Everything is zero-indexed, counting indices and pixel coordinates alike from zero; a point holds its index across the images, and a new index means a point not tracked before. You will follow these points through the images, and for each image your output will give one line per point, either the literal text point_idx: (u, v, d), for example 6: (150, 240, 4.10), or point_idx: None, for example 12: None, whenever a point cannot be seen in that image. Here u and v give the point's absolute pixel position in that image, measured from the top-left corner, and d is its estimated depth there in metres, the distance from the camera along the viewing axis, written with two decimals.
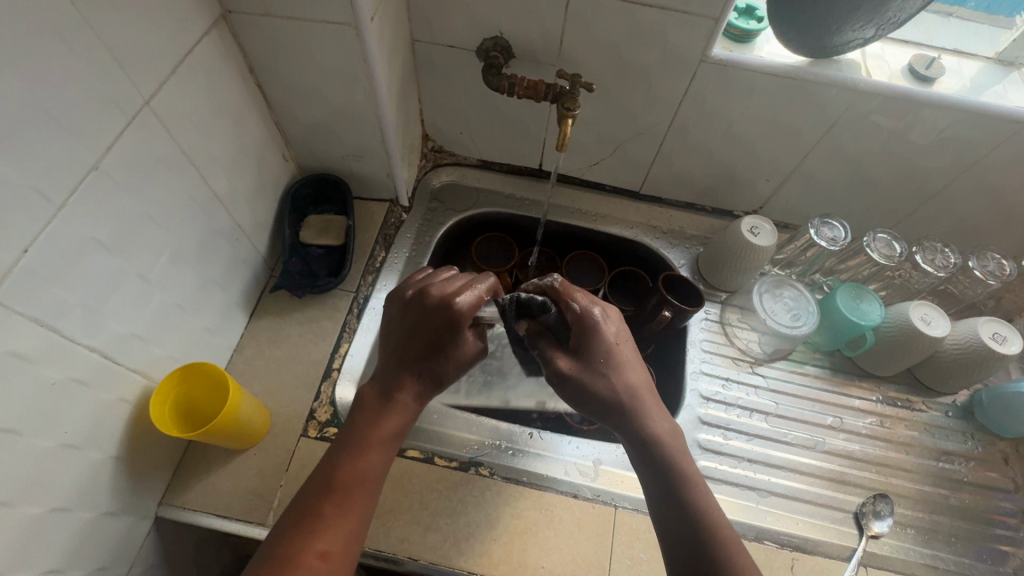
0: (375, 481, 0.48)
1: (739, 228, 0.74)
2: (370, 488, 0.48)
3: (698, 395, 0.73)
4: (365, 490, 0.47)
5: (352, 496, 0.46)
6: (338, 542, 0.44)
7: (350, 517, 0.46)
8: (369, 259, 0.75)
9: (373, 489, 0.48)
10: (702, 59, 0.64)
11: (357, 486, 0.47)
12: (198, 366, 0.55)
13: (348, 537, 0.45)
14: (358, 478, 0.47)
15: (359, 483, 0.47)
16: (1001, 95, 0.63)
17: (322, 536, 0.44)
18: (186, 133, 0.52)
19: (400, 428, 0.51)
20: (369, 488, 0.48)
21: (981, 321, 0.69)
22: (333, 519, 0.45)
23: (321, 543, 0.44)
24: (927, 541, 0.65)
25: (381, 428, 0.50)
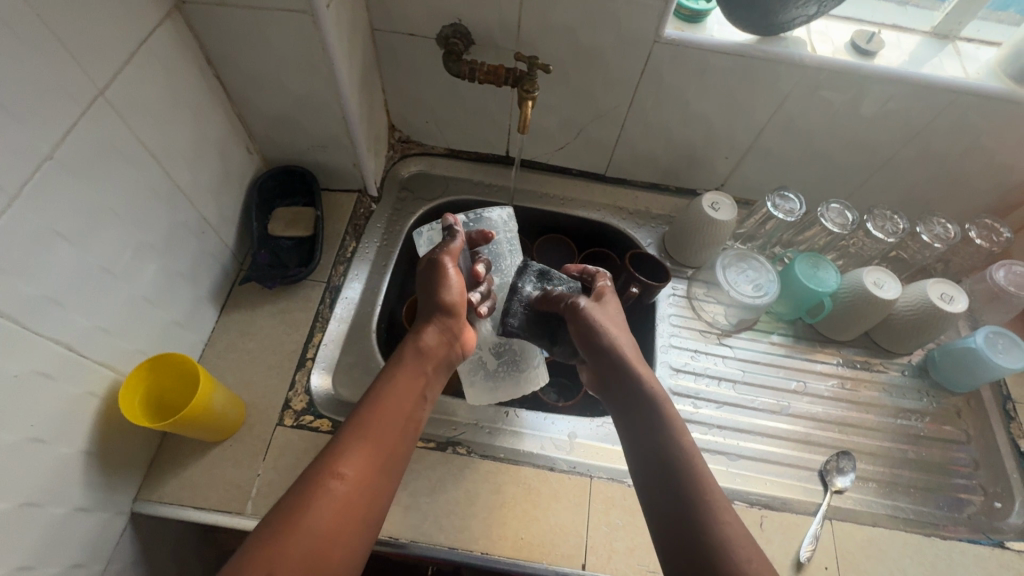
0: (403, 422, 0.52)
1: (700, 204, 0.77)
2: (397, 424, 0.52)
3: (669, 366, 0.76)
4: (396, 420, 0.52)
5: (379, 433, 0.50)
6: (358, 467, 0.47)
7: (374, 445, 0.49)
8: (340, 249, 0.76)
9: (402, 426, 0.52)
10: (655, 39, 0.66)
11: (382, 427, 0.51)
12: (182, 365, 0.55)
13: (369, 463, 0.48)
14: (388, 422, 0.51)
15: (385, 426, 0.51)
16: (938, 66, 0.67)
17: (346, 460, 0.47)
18: (144, 123, 0.52)
19: (431, 382, 0.58)
20: (398, 423, 0.52)
21: (930, 283, 0.72)
22: (358, 446, 0.48)
23: (343, 465, 0.47)
24: (888, 493, 0.68)
25: (412, 363, 0.57)
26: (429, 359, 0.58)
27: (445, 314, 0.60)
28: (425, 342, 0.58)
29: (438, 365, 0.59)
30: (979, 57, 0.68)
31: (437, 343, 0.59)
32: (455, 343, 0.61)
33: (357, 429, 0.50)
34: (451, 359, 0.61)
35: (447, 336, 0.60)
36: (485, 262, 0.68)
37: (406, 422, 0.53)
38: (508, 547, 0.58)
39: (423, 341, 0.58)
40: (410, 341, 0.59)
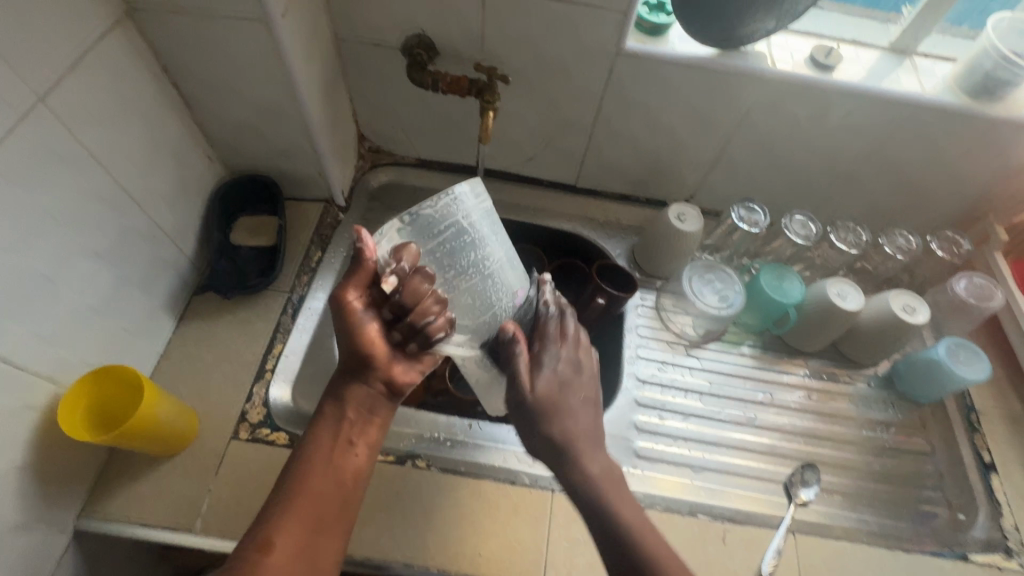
0: (336, 478, 0.49)
1: (667, 215, 0.77)
2: (330, 480, 0.49)
3: (636, 378, 0.75)
4: (326, 479, 0.49)
5: (308, 495, 0.48)
6: (285, 536, 0.45)
7: (303, 513, 0.46)
8: (305, 259, 0.75)
9: (334, 485, 0.49)
10: (617, 51, 0.66)
11: (312, 492, 0.48)
12: (127, 378, 0.53)
13: (298, 535, 0.45)
14: (321, 484, 0.48)
15: (316, 490, 0.48)
16: (893, 81, 0.67)
17: (275, 530, 0.45)
18: (90, 130, 0.51)
19: (367, 437, 0.53)
20: (331, 480, 0.49)
21: (892, 294, 0.72)
22: (289, 513, 0.46)
23: (272, 536, 0.45)
24: (853, 505, 0.68)
25: (331, 415, 0.52)
26: (348, 408, 0.53)
27: (359, 364, 0.53)
28: (345, 391, 0.53)
29: (365, 411, 0.53)
30: (936, 72, 0.69)
31: (357, 391, 0.53)
32: (377, 384, 0.53)
33: (286, 494, 0.47)
34: (387, 404, 0.55)
35: (370, 389, 0.53)
36: (412, 265, 0.47)
37: (341, 479, 0.50)
38: (465, 564, 0.57)
39: (343, 390, 0.53)
40: (331, 399, 0.53)
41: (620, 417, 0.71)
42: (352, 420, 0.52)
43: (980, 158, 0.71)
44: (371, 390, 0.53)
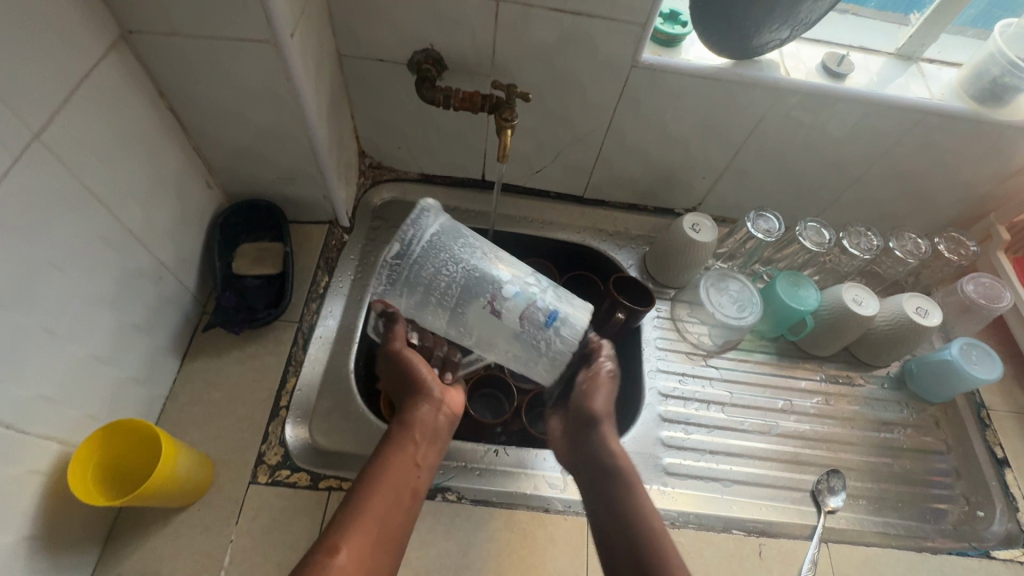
0: (399, 494, 0.51)
1: (682, 226, 0.76)
2: (394, 498, 0.50)
3: (658, 392, 0.74)
4: (391, 494, 0.50)
5: (372, 509, 0.48)
6: (354, 545, 0.45)
7: (368, 524, 0.47)
8: (312, 285, 0.72)
9: (394, 496, 0.50)
10: (633, 63, 0.65)
11: (376, 505, 0.49)
12: (138, 432, 0.49)
13: (364, 543, 0.46)
14: (384, 500, 0.49)
15: (380, 506, 0.49)
16: (903, 87, 0.68)
17: (344, 536, 0.46)
18: (86, 165, 0.47)
19: (431, 460, 0.56)
20: (393, 498, 0.50)
21: (905, 297, 0.73)
22: (355, 525, 0.47)
23: (340, 540, 0.45)
24: (877, 509, 0.69)
25: (399, 436, 0.55)
26: (417, 431, 0.56)
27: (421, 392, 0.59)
28: (415, 415, 0.57)
29: (430, 436, 0.57)
30: (941, 77, 0.70)
31: (422, 416, 0.58)
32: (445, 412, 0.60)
33: (358, 503, 0.48)
34: (444, 431, 0.59)
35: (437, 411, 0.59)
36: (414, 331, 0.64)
37: (401, 494, 0.51)
38: None
39: (412, 414, 0.57)
40: (401, 420, 0.57)
41: (645, 434, 0.71)
42: (419, 441, 0.56)
43: (983, 161, 0.73)
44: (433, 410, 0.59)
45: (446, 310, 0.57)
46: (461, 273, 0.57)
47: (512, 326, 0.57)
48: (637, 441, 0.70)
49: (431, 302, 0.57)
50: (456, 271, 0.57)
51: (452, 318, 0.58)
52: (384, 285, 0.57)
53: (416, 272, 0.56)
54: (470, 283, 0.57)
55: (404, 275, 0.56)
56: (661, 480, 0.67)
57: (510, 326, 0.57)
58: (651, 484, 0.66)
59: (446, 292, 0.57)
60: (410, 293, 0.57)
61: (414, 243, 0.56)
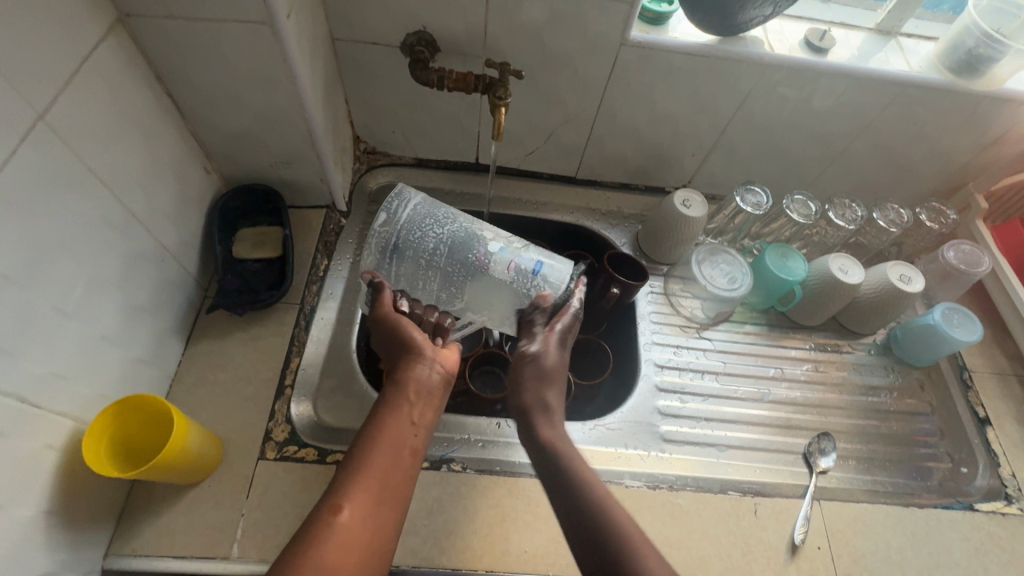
0: (399, 450, 0.49)
1: (672, 201, 0.78)
2: (395, 454, 0.49)
3: (653, 363, 0.76)
4: (391, 450, 0.49)
5: (372, 467, 0.47)
6: (356, 501, 0.44)
7: (371, 481, 0.46)
8: (312, 269, 0.73)
9: (396, 453, 0.49)
10: (622, 41, 0.66)
11: (377, 462, 0.47)
12: (151, 406, 0.50)
13: (365, 500, 0.45)
14: (385, 457, 0.48)
15: (380, 464, 0.47)
16: (883, 61, 0.70)
17: (346, 494, 0.44)
18: (89, 147, 0.48)
19: (429, 419, 0.54)
20: (393, 454, 0.48)
21: (889, 265, 0.76)
22: (358, 482, 0.45)
23: (342, 499, 0.44)
24: (866, 468, 0.72)
25: (394, 397, 0.53)
26: (413, 389, 0.54)
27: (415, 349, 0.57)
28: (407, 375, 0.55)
29: (426, 393, 0.55)
30: (920, 51, 0.72)
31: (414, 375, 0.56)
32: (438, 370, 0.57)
33: (357, 463, 0.47)
34: (441, 388, 0.57)
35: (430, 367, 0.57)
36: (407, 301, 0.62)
37: (402, 451, 0.49)
38: (512, 561, 0.57)
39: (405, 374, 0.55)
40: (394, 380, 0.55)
41: (643, 403, 0.73)
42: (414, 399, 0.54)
43: (961, 132, 0.75)
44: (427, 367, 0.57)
45: (436, 272, 0.63)
46: (446, 235, 0.63)
47: (498, 276, 0.62)
48: (635, 410, 0.72)
49: (424, 266, 0.63)
50: (442, 234, 0.63)
51: (443, 281, 0.63)
52: (380, 257, 0.64)
53: (403, 237, 0.63)
54: (461, 244, 0.62)
55: (396, 242, 0.63)
56: (659, 446, 0.69)
57: (493, 278, 0.62)
58: (649, 451, 0.68)
59: (436, 253, 0.62)
60: (404, 257, 0.63)
61: (397, 215, 0.64)
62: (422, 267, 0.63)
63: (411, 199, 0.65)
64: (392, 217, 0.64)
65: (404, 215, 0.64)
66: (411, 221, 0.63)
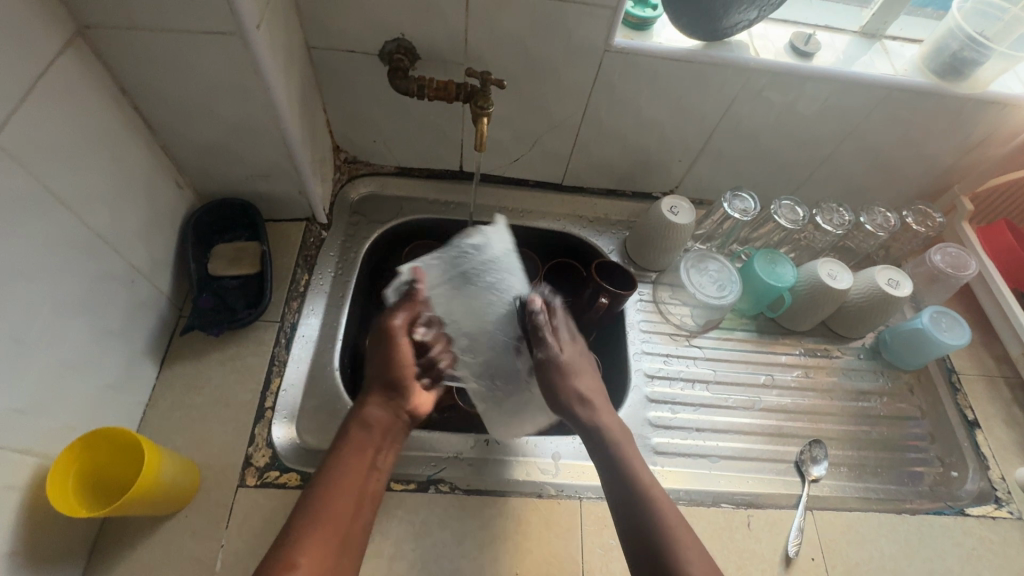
0: (355, 498, 0.49)
1: (660, 208, 0.77)
2: (351, 504, 0.49)
3: (644, 374, 0.75)
4: (347, 500, 0.49)
5: (328, 519, 0.47)
6: (312, 557, 0.44)
7: (325, 535, 0.46)
8: (292, 285, 0.71)
9: (353, 501, 0.49)
10: (606, 48, 0.65)
11: (332, 514, 0.47)
12: (121, 438, 0.48)
13: (322, 553, 0.45)
14: (339, 506, 0.48)
15: (336, 514, 0.47)
16: (868, 64, 0.69)
17: (299, 550, 0.44)
18: (48, 166, 0.45)
19: (388, 458, 0.55)
20: (351, 504, 0.49)
21: (877, 270, 0.75)
22: (312, 535, 0.45)
23: (295, 556, 0.44)
24: (859, 475, 0.71)
25: (355, 439, 0.53)
26: (376, 432, 0.54)
27: (393, 388, 0.57)
28: (369, 416, 0.55)
29: (388, 433, 0.55)
30: (904, 54, 0.72)
31: (382, 417, 0.56)
32: (405, 414, 0.58)
33: (309, 514, 0.47)
34: (402, 428, 0.57)
35: (393, 407, 0.57)
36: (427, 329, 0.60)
37: (359, 498, 0.50)
38: None
39: (368, 415, 0.55)
40: (357, 417, 0.55)
41: (634, 415, 0.71)
42: (376, 445, 0.54)
43: (946, 135, 0.75)
44: (391, 409, 0.57)
45: (475, 324, 0.60)
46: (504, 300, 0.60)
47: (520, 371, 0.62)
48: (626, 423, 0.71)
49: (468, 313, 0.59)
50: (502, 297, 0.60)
51: (473, 336, 0.60)
52: (444, 264, 0.60)
53: (473, 274, 0.59)
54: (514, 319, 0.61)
55: (470, 267, 0.59)
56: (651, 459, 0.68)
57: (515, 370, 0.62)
58: None
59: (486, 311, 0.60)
60: (465, 288, 0.59)
61: (487, 251, 0.60)
62: (465, 312, 0.59)
63: (502, 242, 0.61)
64: (467, 250, 0.60)
65: (477, 258, 0.60)
66: (484, 271, 0.59)
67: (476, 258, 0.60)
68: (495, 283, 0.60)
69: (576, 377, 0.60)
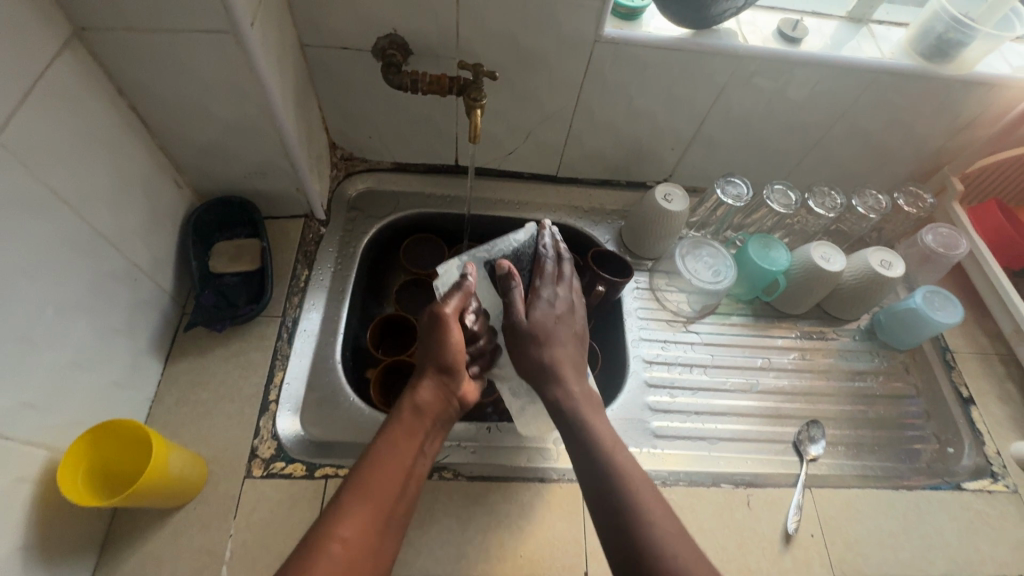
0: (403, 480, 0.49)
1: (654, 196, 0.78)
2: (397, 482, 0.49)
3: (642, 360, 0.76)
4: (396, 480, 0.49)
5: (376, 495, 0.47)
6: (358, 531, 0.44)
7: (372, 510, 0.46)
8: (292, 280, 0.72)
9: (401, 484, 0.49)
10: (595, 38, 0.66)
11: (380, 492, 0.47)
12: (129, 431, 0.49)
13: (368, 527, 0.45)
14: (387, 482, 0.48)
15: (382, 490, 0.47)
16: (856, 48, 0.70)
17: (344, 524, 0.44)
18: (49, 166, 0.46)
19: (433, 448, 0.55)
20: (397, 485, 0.48)
21: (870, 251, 0.76)
22: (355, 508, 0.45)
23: (342, 529, 0.43)
24: (855, 453, 0.72)
25: (408, 420, 0.53)
26: (427, 417, 0.54)
27: (448, 374, 0.57)
28: (422, 400, 0.55)
29: (437, 422, 0.56)
30: (891, 38, 0.73)
31: (433, 401, 0.56)
32: (454, 401, 0.58)
33: (355, 489, 0.46)
34: (450, 417, 0.57)
35: (446, 392, 0.57)
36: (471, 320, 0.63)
37: (406, 480, 0.50)
38: (509, 567, 0.57)
39: (421, 399, 0.55)
40: (408, 398, 0.55)
41: (633, 401, 0.72)
42: (426, 431, 0.54)
43: (935, 117, 0.76)
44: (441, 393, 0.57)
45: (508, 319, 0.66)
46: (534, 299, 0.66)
47: None
48: (626, 408, 0.72)
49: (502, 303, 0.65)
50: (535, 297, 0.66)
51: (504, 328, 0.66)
52: (490, 254, 0.65)
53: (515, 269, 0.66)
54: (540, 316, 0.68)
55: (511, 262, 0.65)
56: (651, 442, 0.69)
57: None
58: (641, 448, 0.68)
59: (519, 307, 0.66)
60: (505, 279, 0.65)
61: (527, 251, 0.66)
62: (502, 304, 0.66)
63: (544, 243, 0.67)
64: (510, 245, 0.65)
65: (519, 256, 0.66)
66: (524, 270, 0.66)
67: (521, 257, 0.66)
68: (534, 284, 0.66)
69: (555, 345, 0.59)
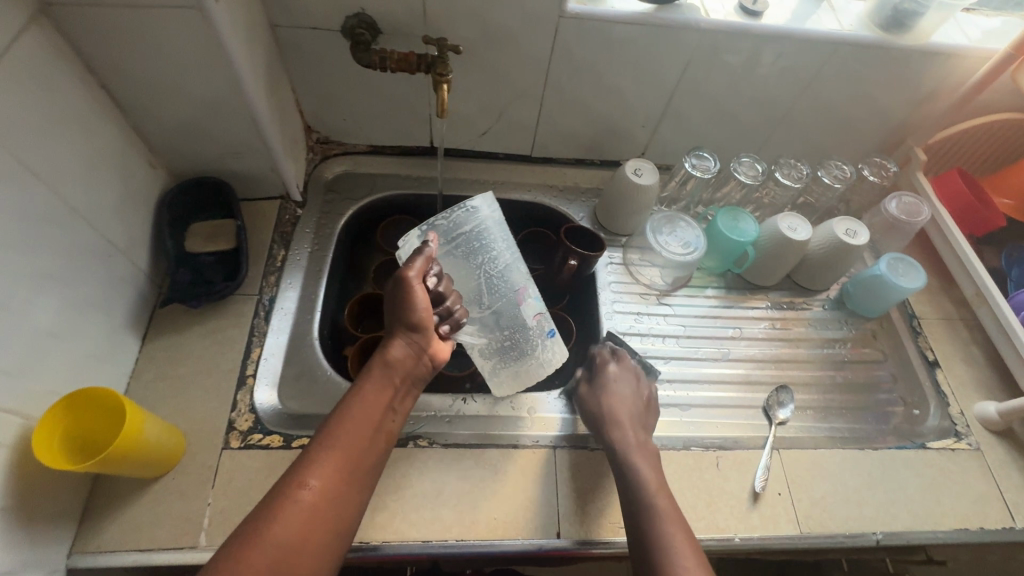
0: (373, 432, 0.53)
1: (624, 172, 0.79)
2: (365, 433, 0.52)
3: (615, 332, 0.78)
4: (365, 432, 0.52)
5: (345, 443, 0.50)
6: (325, 477, 0.48)
7: (339, 459, 0.49)
8: (269, 259, 0.73)
9: (370, 435, 0.52)
10: (561, 14, 0.67)
11: (348, 441, 0.51)
12: (102, 399, 0.50)
13: (334, 476, 0.48)
14: (355, 432, 0.51)
15: (350, 440, 0.51)
16: (816, 21, 0.72)
17: (313, 471, 0.48)
18: (19, 139, 0.47)
19: (404, 401, 0.58)
20: (366, 435, 0.52)
21: (836, 220, 0.78)
22: (326, 458, 0.49)
23: (310, 475, 0.47)
24: (824, 416, 0.74)
25: (376, 374, 0.56)
26: (396, 372, 0.57)
27: (417, 333, 0.60)
28: (392, 356, 0.58)
29: (407, 377, 0.58)
30: (851, 10, 0.74)
31: (404, 357, 0.59)
32: (425, 357, 0.61)
33: (327, 439, 0.50)
34: (422, 373, 0.60)
35: (416, 348, 0.60)
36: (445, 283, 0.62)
37: (376, 433, 0.53)
38: (482, 529, 0.58)
39: (391, 355, 0.58)
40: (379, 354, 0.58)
41: None
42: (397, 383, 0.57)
43: (896, 88, 0.78)
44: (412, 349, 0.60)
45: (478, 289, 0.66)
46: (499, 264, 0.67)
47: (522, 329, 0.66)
48: None
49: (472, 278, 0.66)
50: (497, 264, 0.66)
51: (474, 300, 0.67)
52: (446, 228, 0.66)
53: (472, 239, 0.66)
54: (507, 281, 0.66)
55: (467, 232, 0.66)
56: None
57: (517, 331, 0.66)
58: None
59: (487, 279, 0.66)
60: (463, 250, 0.66)
61: (479, 217, 0.66)
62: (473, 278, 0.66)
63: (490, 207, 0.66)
64: (459, 215, 0.65)
65: (469, 227, 0.66)
66: (478, 238, 0.66)
67: (472, 225, 0.66)
68: (489, 245, 0.66)
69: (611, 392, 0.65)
